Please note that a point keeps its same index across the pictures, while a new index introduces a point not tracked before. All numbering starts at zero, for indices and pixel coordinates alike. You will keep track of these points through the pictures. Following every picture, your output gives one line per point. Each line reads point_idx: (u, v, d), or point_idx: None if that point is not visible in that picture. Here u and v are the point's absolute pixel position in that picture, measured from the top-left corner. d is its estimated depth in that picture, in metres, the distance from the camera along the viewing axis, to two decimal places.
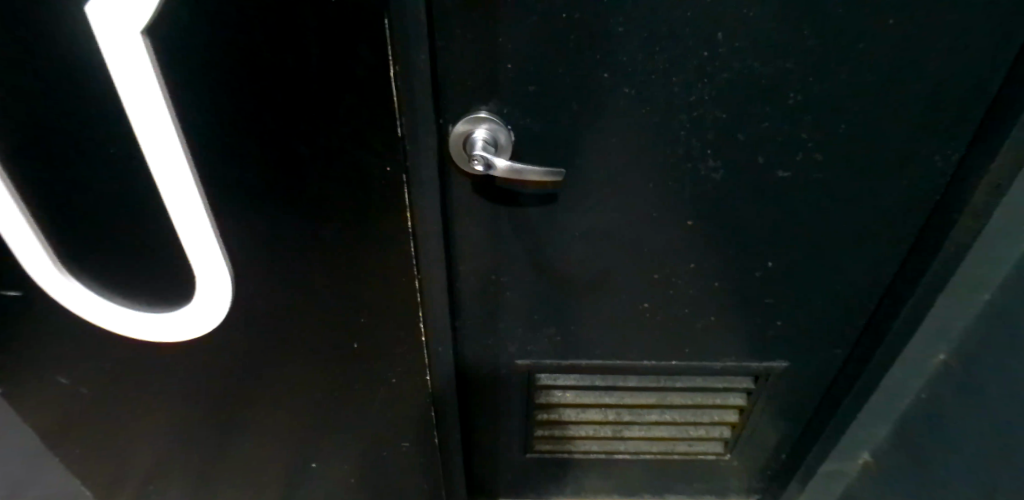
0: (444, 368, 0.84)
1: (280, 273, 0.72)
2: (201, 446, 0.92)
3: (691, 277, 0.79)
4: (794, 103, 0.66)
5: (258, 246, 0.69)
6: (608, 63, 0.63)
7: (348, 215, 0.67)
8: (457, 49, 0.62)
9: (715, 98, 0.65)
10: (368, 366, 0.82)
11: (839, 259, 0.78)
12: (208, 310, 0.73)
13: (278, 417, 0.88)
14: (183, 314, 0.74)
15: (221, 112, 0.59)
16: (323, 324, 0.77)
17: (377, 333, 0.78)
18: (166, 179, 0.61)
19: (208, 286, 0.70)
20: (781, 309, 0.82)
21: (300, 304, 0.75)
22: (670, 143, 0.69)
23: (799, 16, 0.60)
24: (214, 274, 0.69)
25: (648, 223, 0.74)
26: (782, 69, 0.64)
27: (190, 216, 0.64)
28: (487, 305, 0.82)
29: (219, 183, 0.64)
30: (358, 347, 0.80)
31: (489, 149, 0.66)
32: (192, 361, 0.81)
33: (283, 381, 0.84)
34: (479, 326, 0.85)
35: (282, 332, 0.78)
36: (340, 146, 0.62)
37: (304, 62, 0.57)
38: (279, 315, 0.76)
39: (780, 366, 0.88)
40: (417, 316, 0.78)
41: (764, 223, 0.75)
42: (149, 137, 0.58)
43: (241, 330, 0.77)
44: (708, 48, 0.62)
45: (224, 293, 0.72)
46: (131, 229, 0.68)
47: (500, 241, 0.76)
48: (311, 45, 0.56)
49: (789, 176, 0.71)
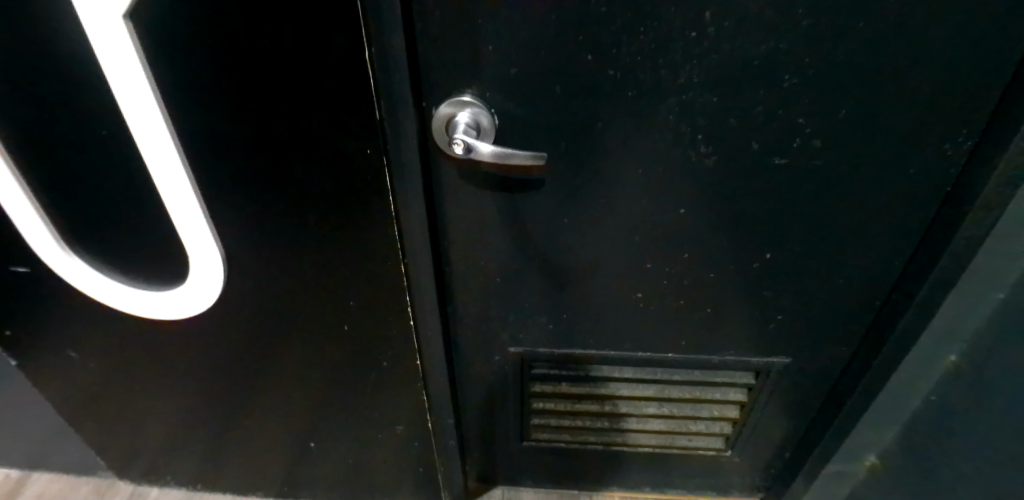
0: (435, 354, 0.84)
1: (269, 255, 0.73)
2: (205, 422, 0.95)
3: (685, 267, 0.76)
4: (789, 86, 0.63)
5: (246, 228, 0.70)
6: (591, 45, 0.61)
7: (332, 199, 0.67)
8: (438, 31, 0.62)
9: (705, 81, 0.63)
10: (360, 349, 0.83)
11: (843, 251, 0.74)
12: (202, 290, 0.75)
13: (276, 397, 0.90)
14: (179, 293, 0.76)
15: (200, 95, 0.60)
16: (313, 304, 0.78)
17: (366, 317, 0.79)
18: (154, 159, 0.63)
19: (200, 264, 0.72)
20: (782, 302, 0.79)
21: (290, 285, 0.76)
22: (658, 129, 0.66)
23: None
24: (205, 253, 0.71)
25: (638, 210, 0.73)
26: (775, 51, 0.61)
27: (180, 198, 0.65)
28: (479, 293, 0.82)
29: (204, 166, 0.65)
30: (349, 328, 0.80)
31: (471, 133, 0.65)
32: (192, 338, 0.83)
33: (279, 361, 0.85)
34: (470, 313, 0.84)
35: (273, 312, 0.79)
36: (320, 129, 0.62)
37: (280, 46, 0.57)
38: (271, 297, 0.77)
39: (781, 362, 0.84)
40: (404, 301, 0.78)
41: (761, 212, 0.72)
42: (136, 119, 0.60)
43: (235, 310, 0.79)
44: (696, 29, 0.60)
45: (218, 273, 0.73)
46: (125, 210, 0.69)
47: (488, 228, 0.75)
48: (285, 28, 0.56)
49: (785, 163, 0.68)
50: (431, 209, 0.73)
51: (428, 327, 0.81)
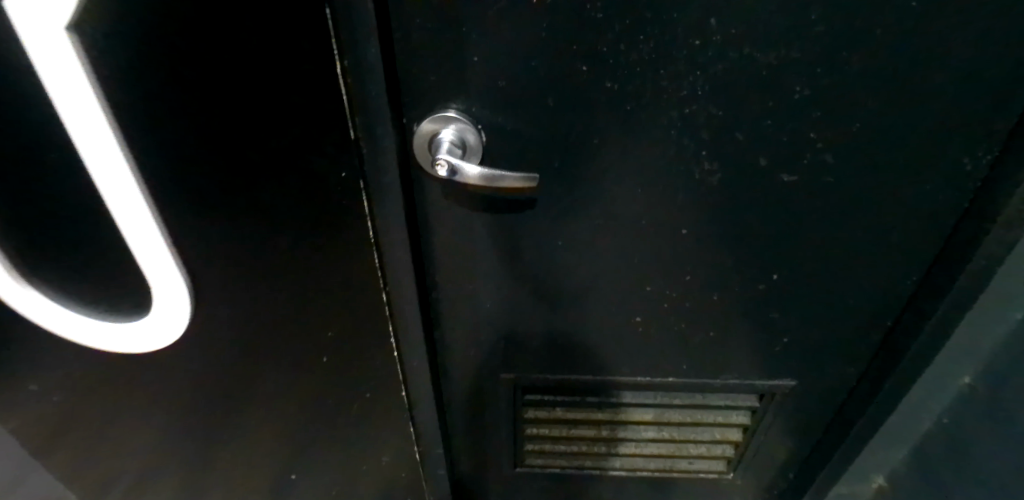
0: (421, 381, 0.80)
1: (238, 291, 0.66)
2: (170, 466, 0.86)
3: (687, 289, 0.71)
4: (800, 98, 0.58)
5: (212, 266, 0.63)
6: (587, 55, 0.56)
7: (306, 227, 0.61)
8: (417, 40, 0.56)
9: (710, 92, 0.58)
10: (340, 381, 0.77)
11: (854, 269, 0.70)
12: (162, 327, 0.67)
13: (248, 438, 0.83)
14: (140, 331, 0.68)
15: (152, 125, 0.52)
16: (290, 335, 0.71)
17: (347, 348, 0.73)
18: (113, 196, 0.53)
19: (167, 306, 0.64)
20: (788, 324, 0.74)
21: (263, 316, 0.69)
22: (659, 143, 0.61)
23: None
24: (176, 297, 0.63)
25: (637, 229, 0.67)
26: (786, 60, 0.56)
27: (146, 243, 0.57)
28: (468, 318, 0.76)
29: (160, 204, 0.56)
30: (329, 360, 0.74)
31: (456, 152, 0.60)
32: (157, 375, 0.74)
33: (255, 397, 0.77)
34: (458, 338, 0.79)
35: (246, 347, 0.72)
36: (290, 149, 0.55)
37: (243, 63, 0.50)
38: (241, 334, 0.71)
39: (788, 384, 0.80)
40: (387, 331, 0.73)
41: (768, 231, 0.67)
42: (90, 151, 0.50)
43: (205, 345, 0.71)
44: (700, 36, 0.55)
45: (183, 315, 0.65)
46: (72, 246, 0.62)
47: (475, 250, 0.70)
48: (249, 43, 0.49)
49: (795, 179, 0.63)
50: (414, 231, 0.68)
51: (413, 352, 0.77)
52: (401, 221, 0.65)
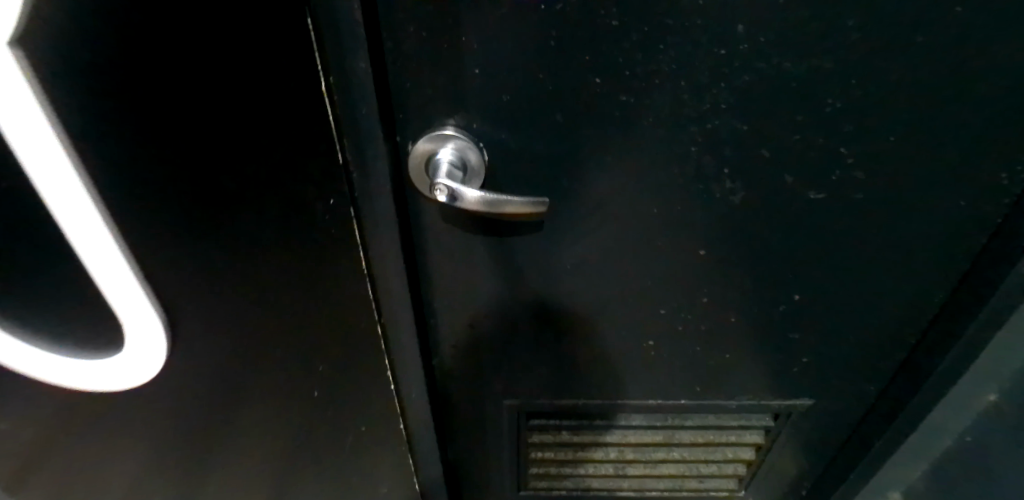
0: (419, 411, 0.76)
1: (216, 332, 0.59)
2: None
3: (703, 312, 0.67)
4: (831, 111, 0.54)
5: (185, 304, 0.56)
6: (600, 67, 0.51)
7: (292, 260, 0.54)
8: (411, 52, 0.50)
9: (735, 106, 0.53)
10: (331, 416, 0.70)
11: (880, 288, 0.66)
12: (134, 367, 0.59)
13: (230, 487, 0.75)
14: (105, 374, 0.60)
15: (105, 151, 0.45)
16: (275, 376, 0.64)
17: (340, 383, 0.67)
18: (73, 228, 0.47)
19: (140, 345, 0.57)
20: (809, 343, 0.70)
21: (243, 357, 0.62)
22: (677, 162, 0.56)
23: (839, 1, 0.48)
24: (147, 331, 0.56)
25: (652, 252, 0.62)
26: (816, 71, 0.51)
27: (110, 271, 0.50)
28: (469, 342, 0.72)
29: (126, 236, 0.50)
30: (318, 395, 0.68)
31: (456, 174, 0.54)
32: (126, 426, 0.66)
33: (238, 443, 0.70)
34: (458, 363, 0.74)
35: (223, 391, 0.64)
36: (270, 176, 0.48)
37: (212, 80, 0.43)
38: (220, 379, 0.63)
39: (805, 403, 0.76)
40: (383, 362, 0.68)
41: (792, 251, 0.62)
42: (44, 180, 0.44)
43: (180, 390, 0.63)
44: (725, 45, 0.50)
45: (158, 351, 0.58)
46: (16, 296, 0.53)
47: (476, 274, 0.65)
48: (217, 56, 0.42)
49: (822, 197, 0.59)
50: (409, 256, 0.62)
51: (409, 381, 0.72)
52: (395, 247, 0.59)
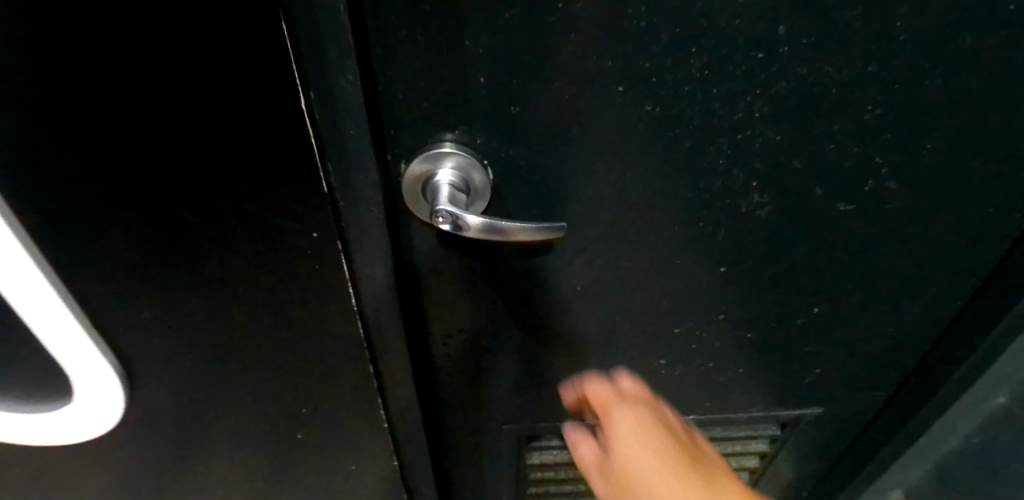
0: (416, 453, 0.67)
1: (178, 372, 0.52)
2: None
3: (718, 329, 0.62)
4: (870, 119, 0.49)
5: (142, 344, 0.49)
6: (623, 72, 0.44)
7: (267, 293, 0.48)
8: (405, 58, 0.42)
9: (769, 115, 0.47)
10: (315, 455, 0.64)
11: (900, 300, 0.62)
12: (87, 419, 0.51)
13: None
14: (50, 429, 0.51)
15: (32, 176, 0.38)
16: (250, 415, 0.58)
17: (324, 422, 0.61)
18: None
19: (91, 394, 0.49)
20: (823, 355, 0.66)
21: (213, 398, 0.55)
22: (703, 177, 0.50)
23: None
24: (96, 377, 0.48)
25: (668, 271, 0.57)
26: (859, 75, 0.46)
27: (45, 314, 0.43)
28: (467, 373, 0.65)
29: (67, 272, 0.43)
30: (302, 435, 0.61)
31: (459, 196, 0.47)
32: (83, 476, 0.58)
33: (212, 482, 0.63)
34: (455, 394, 0.67)
35: (191, 434, 0.57)
36: (238, 207, 0.41)
37: (163, 91, 0.35)
38: (185, 421, 0.56)
39: (814, 412, 0.73)
40: (375, 403, 0.60)
41: (814, 265, 0.58)
42: None
43: (143, 436, 0.56)
44: (763, 48, 0.44)
45: (115, 398, 0.51)
46: None
47: (475, 302, 0.58)
48: (167, 63, 0.34)
49: (851, 209, 0.54)
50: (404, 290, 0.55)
51: (407, 427, 0.64)
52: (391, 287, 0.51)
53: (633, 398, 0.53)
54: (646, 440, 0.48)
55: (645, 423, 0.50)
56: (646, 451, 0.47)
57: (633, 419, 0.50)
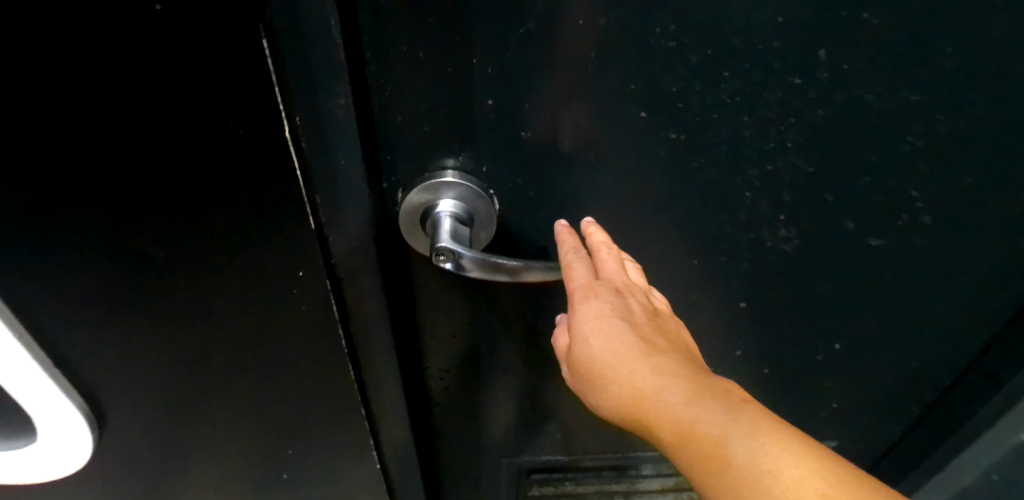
0: (410, 486, 0.64)
1: (150, 413, 0.48)
2: None
3: (733, 363, 0.59)
4: (910, 150, 0.45)
5: (110, 384, 0.45)
6: (646, 98, 0.40)
7: (249, 331, 0.43)
8: (404, 79, 0.38)
9: (803, 145, 0.43)
10: (302, 493, 0.60)
11: (927, 337, 0.58)
12: (54, 457, 0.47)
13: None
14: (12, 470, 0.47)
15: None
16: (233, 455, 0.53)
17: (311, 462, 0.56)
18: None
19: (55, 434, 0.45)
20: (842, 390, 0.63)
21: (191, 439, 0.51)
22: (727, 209, 0.46)
23: (940, 21, 0.39)
24: (59, 417, 0.44)
25: (685, 305, 0.53)
26: (902, 103, 0.42)
27: None
28: (466, 406, 0.61)
29: (23, 308, 0.38)
30: (289, 474, 0.57)
31: (462, 229, 0.43)
32: None
33: None
34: (452, 428, 0.63)
35: (168, 475, 0.53)
36: (216, 242, 0.37)
37: (107, 118, 0.31)
38: (161, 462, 0.52)
39: (828, 445, 0.70)
40: (367, 444, 0.56)
41: (839, 301, 0.54)
42: None
43: (116, 477, 0.52)
44: (801, 73, 0.40)
45: (83, 437, 0.46)
46: None
47: (475, 336, 0.54)
48: (111, 84, 0.30)
49: (882, 244, 0.50)
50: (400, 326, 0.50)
51: (400, 460, 0.60)
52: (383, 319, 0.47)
53: (611, 283, 0.43)
54: (627, 345, 0.42)
55: (624, 328, 0.42)
56: (627, 353, 0.42)
57: (615, 325, 0.42)
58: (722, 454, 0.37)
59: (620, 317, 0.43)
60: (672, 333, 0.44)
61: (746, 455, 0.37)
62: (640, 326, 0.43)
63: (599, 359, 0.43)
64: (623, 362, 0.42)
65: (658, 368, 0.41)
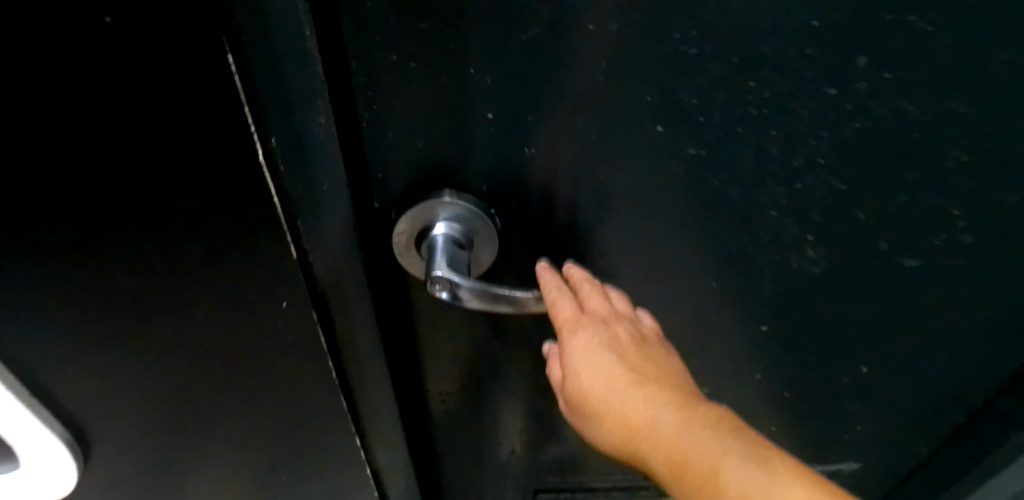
0: None
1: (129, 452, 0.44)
2: None
3: (753, 386, 0.55)
4: (953, 165, 0.41)
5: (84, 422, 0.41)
6: (664, 110, 0.36)
7: (232, 366, 0.40)
8: (395, 92, 0.34)
9: (836, 160, 0.39)
10: None
11: (962, 360, 0.54)
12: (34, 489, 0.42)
13: None
14: None
15: None
16: (222, 486, 0.50)
17: (305, 489, 0.53)
18: None
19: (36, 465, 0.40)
20: (867, 413, 0.59)
21: (175, 473, 0.47)
22: (750, 228, 0.43)
23: (995, 24, 0.35)
24: (42, 451, 0.40)
25: (701, 327, 0.49)
26: (946, 114, 0.38)
27: None
28: (468, 428, 0.57)
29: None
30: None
31: (461, 254, 0.40)
32: None
33: None
34: (453, 452, 0.60)
35: None
36: (188, 276, 0.33)
37: (53, 150, 0.26)
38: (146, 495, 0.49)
39: (849, 466, 0.66)
40: (363, 472, 0.53)
41: (868, 323, 0.50)
42: None
43: None
44: (837, 82, 0.36)
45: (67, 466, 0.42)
46: None
47: (476, 358, 0.50)
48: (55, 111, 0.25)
49: (918, 265, 0.46)
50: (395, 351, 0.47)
51: (399, 485, 0.57)
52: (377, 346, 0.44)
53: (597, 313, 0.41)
54: (616, 377, 0.39)
55: (612, 359, 0.40)
56: (615, 385, 0.39)
57: (603, 356, 0.40)
58: (714, 489, 0.34)
59: (608, 347, 0.40)
60: (666, 360, 0.42)
61: (739, 486, 0.34)
62: (630, 356, 0.40)
63: (590, 393, 0.40)
64: (613, 393, 0.39)
65: (648, 398, 0.39)
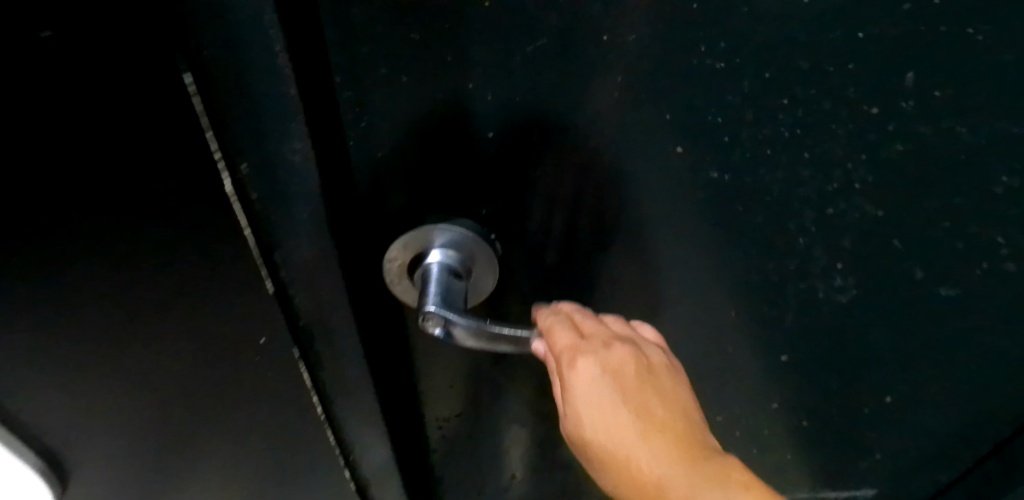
0: None
1: None
2: None
3: (768, 412, 0.52)
4: (1001, 191, 0.37)
5: None
6: (685, 130, 0.33)
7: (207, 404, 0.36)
8: (385, 111, 0.30)
9: (873, 185, 0.36)
10: None
11: (996, 393, 0.51)
12: None
13: None
14: None
15: None
16: None
17: None
18: None
19: None
20: (887, 442, 0.56)
21: None
22: (775, 257, 0.39)
23: None
24: None
25: (716, 355, 0.46)
26: (998, 136, 0.34)
27: None
28: (466, 453, 0.54)
29: None
30: None
31: (456, 284, 0.37)
32: None
33: None
34: (449, 477, 0.57)
35: None
36: None
37: None
38: None
39: (865, 492, 0.63)
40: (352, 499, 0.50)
41: (896, 354, 0.47)
42: None
43: None
44: (880, 102, 0.32)
45: None
46: None
47: (475, 385, 0.47)
48: None
49: (953, 294, 0.43)
50: (387, 383, 0.44)
51: None
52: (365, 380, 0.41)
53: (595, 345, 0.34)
54: (622, 424, 0.32)
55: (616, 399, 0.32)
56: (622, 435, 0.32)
57: (606, 396, 0.32)
58: None
59: (611, 379, 0.33)
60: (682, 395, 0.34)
61: None
62: (637, 392, 0.33)
63: (592, 441, 0.33)
64: (620, 445, 0.32)
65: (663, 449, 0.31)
